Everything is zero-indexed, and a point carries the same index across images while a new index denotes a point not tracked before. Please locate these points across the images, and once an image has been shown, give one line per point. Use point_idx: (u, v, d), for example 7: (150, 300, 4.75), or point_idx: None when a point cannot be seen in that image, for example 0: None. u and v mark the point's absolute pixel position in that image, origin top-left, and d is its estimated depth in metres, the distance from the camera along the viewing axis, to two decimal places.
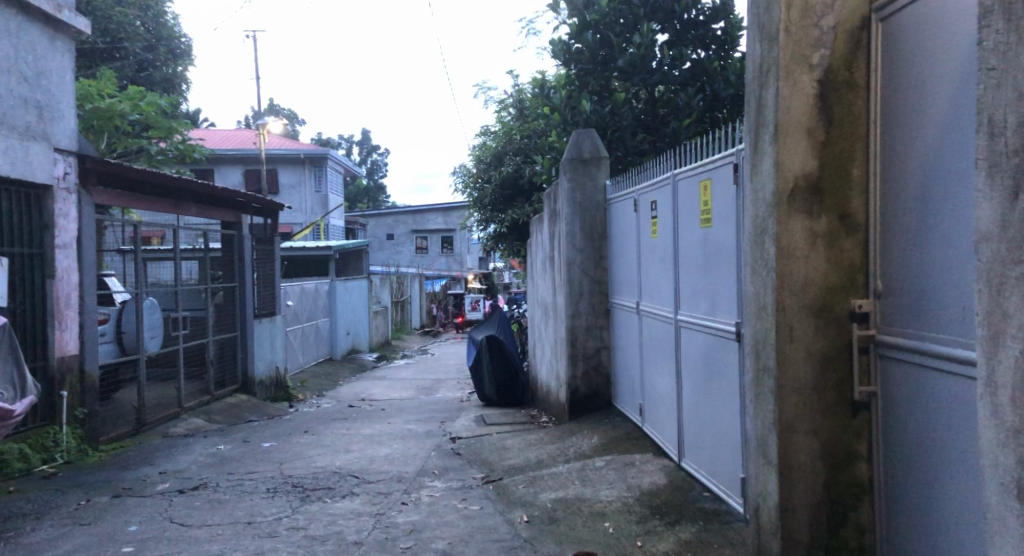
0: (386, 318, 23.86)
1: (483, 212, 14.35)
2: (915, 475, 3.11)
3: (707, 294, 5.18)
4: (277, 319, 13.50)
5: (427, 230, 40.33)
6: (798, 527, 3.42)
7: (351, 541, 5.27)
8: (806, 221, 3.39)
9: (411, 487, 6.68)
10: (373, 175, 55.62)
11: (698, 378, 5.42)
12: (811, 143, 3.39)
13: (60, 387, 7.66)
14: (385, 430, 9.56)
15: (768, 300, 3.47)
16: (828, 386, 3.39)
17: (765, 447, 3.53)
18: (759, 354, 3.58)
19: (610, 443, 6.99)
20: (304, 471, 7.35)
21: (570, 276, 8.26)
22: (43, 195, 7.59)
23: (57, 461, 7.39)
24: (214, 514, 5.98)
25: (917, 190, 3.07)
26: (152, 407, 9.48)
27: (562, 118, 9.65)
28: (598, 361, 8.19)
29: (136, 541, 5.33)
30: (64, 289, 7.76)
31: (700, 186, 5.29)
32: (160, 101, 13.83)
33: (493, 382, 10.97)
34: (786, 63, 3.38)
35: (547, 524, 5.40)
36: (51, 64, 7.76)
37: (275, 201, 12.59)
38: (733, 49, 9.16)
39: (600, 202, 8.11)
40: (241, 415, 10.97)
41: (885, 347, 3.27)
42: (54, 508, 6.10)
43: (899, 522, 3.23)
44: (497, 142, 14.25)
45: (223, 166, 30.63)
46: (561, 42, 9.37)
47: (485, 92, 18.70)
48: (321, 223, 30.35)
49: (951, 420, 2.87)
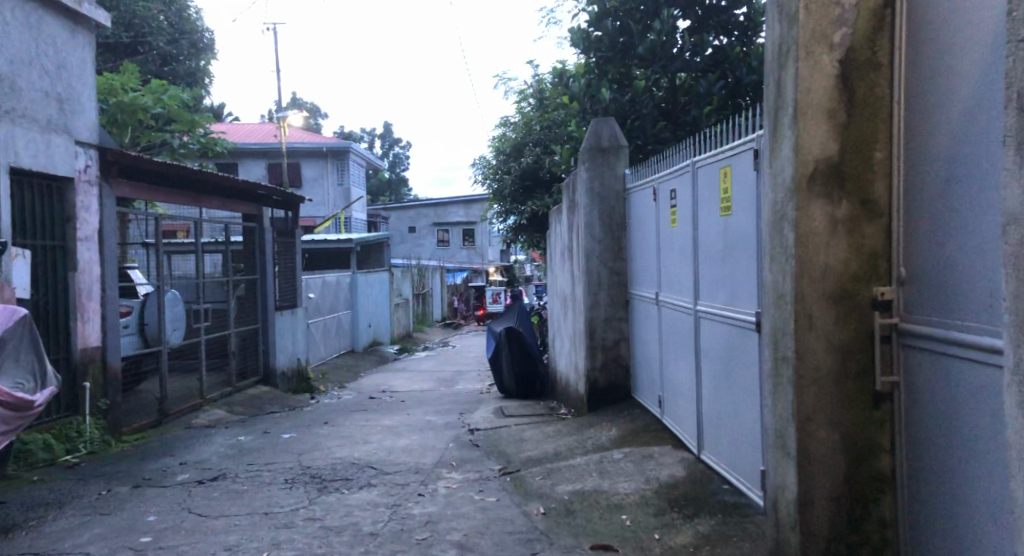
0: (408, 310, 23.90)
1: (504, 204, 14.25)
2: (940, 467, 3.01)
3: (728, 284, 5.08)
4: (299, 311, 13.53)
5: (448, 222, 40.32)
6: (818, 521, 3.32)
7: (366, 532, 5.24)
8: (826, 206, 3.28)
9: (428, 478, 6.65)
10: (396, 168, 55.71)
11: (718, 370, 5.33)
12: (832, 125, 3.28)
13: (83, 378, 7.71)
14: (404, 421, 9.55)
15: (787, 288, 3.37)
16: (848, 376, 3.29)
17: (785, 439, 3.43)
18: (777, 344, 3.49)
19: (629, 435, 6.91)
20: (323, 462, 7.34)
21: (589, 266, 8.15)
22: (65, 187, 7.62)
23: (80, 452, 7.41)
24: (232, 504, 5.98)
25: (942, 173, 2.96)
26: (174, 398, 9.53)
27: (581, 106, 9.59)
28: (617, 353, 8.11)
29: (154, 531, 5.33)
30: (87, 281, 7.81)
31: (721, 173, 5.19)
32: (182, 94, 13.90)
33: (513, 374, 10.93)
34: (806, 43, 3.26)
35: (564, 517, 5.34)
36: (72, 57, 7.79)
37: (296, 194, 12.60)
38: (756, 35, 9.00)
39: (619, 191, 8.02)
40: (262, 406, 11.00)
41: (909, 336, 3.16)
42: (76, 498, 6.13)
43: (923, 517, 3.13)
44: (517, 132, 14.13)
45: (246, 159, 30.81)
46: (580, 31, 9.30)
47: (505, 82, 18.55)
48: (343, 215, 30.45)
49: (977, 410, 2.76)
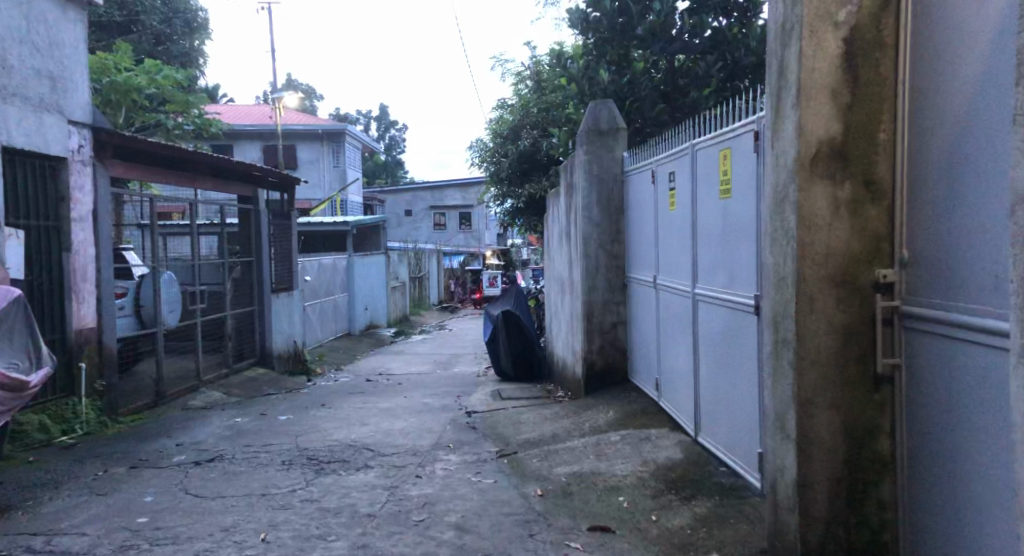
0: (404, 293, 23.86)
1: (500, 187, 14.16)
2: (941, 448, 3.01)
3: (726, 267, 5.06)
4: (295, 293, 13.48)
5: (445, 206, 40.20)
6: (817, 504, 3.30)
7: (364, 513, 5.23)
8: (829, 187, 3.25)
9: (425, 460, 6.65)
10: (392, 151, 55.43)
11: (715, 353, 5.33)
12: (835, 106, 3.24)
13: (79, 358, 7.69)
14: (401, 404, 9.54)
15: (787, 270, 3.34)
16: (849, 358, 3.27)
17: (784, 421, 3.41)
18: (778, 327, 3.45)
19: (626, 417, 6.92)
20: (320, 444, 7.33)
21: (586, 249, 8.12)
22: (59, 167, 7.56)
23: (77, 432, 7.39)
24: (229, 486, 5.97)
25: (947, 153, 2.94)
26: (171, 380, 9.50)
27: (579, 88, 9.67)
28: (614, 336, 8.10)
29: (151, 512, 5.32)
30: (81, 261, 7.76)
31: (720, 155, 5.15)
32: (176, 74, 13.79)
33: (510, 357, 10.92)
34: (810, 22, 3.21)
35: (562, 499, 5.35)
36: (63, 34, 7.69)
37: (292, 175, 12.50)
38: (755, 16, 8.98)
39: (618, 173, 8.00)
40: (259, 388, 11.00)
41: (912, 318, 3.14)
42: (72, 478, 6.13)
43: (923, 500, 3.13)
44: (514, 115, 14.04)
45: (241, 141, 30.70)
46: (579, 12, 9.23)
47: (502, 64, 18.41)
48: (339, 197, 30.32)
49: (981, 392, 2.76)
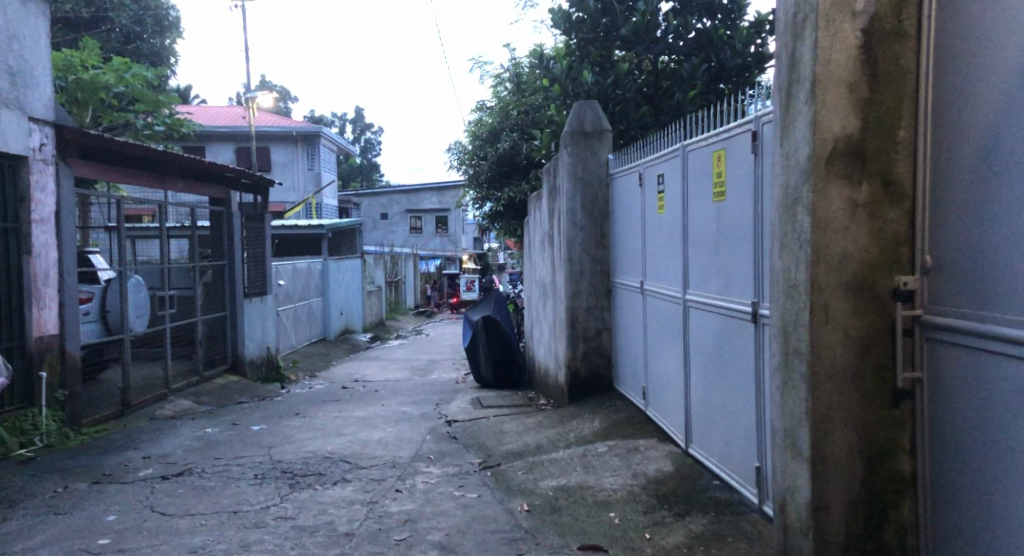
0: (380, 298, 23.50)
1: (480, 190, 13.92)
2: (968, 470, 2.80)
3: (721, 272, 4.85)
4: (269, 298, 13.12)
5: (421, 210, 39.84)
6: (833, 528, 3.09)
7: (342, 532, 4.95)
8: (845, 188, 3.04)
9: (405, 473, 6.37)
10: (366, 154, 55.00)
11: (708, 362, 5.11)
12: (853, 100, 3.03)
13: (39, 368, 7.30)
14: (378, 412, 9.25)
15: (800, 277, 3.13)
16: (867, 371, 3.06)
17: (795, 438, 3.20)
18: (788, 337, 3.24)
19: (613, 427, 6.69)
20: (294, 456, 7.04)
21: (570, 254, 7.90)
22: (18, 166, 7.18)
23: (36, 445, 7.03)
24: (197, 502, 5.65)
25: (977, 152, 2.74)
26: (138, 389, 9.13)
27: (562, 90, 9.22)
28: (599, 343, 7.88)
29: (113, 532, 4.99)
30: (42, 266, 7.37)
31: (714, 156, 4.94)
32: (145, 72, 13.36)
33: (490, 363, 10.67)
34: (827, 11, 3.00)
35: (550, 515, 5.10)
36: (23, 26, 7.31)
37: (266, 177, 12.13)
38: (739, 19, 8.90)
39: (603, 176, 7.76)
40: (230, 396, 10.63)
41: (935, 328, 2.95)
42: (29, 496, 5.77)
43: (947, 525, 2.93)
44: (493, 117, 13.80)
45: (213, 142, 30.17)
46: (561, 11, 9.06)
47: (481, 65, 18.16)
48: (313, 200, 29.87)
49: (1013, 409, 2.55)
